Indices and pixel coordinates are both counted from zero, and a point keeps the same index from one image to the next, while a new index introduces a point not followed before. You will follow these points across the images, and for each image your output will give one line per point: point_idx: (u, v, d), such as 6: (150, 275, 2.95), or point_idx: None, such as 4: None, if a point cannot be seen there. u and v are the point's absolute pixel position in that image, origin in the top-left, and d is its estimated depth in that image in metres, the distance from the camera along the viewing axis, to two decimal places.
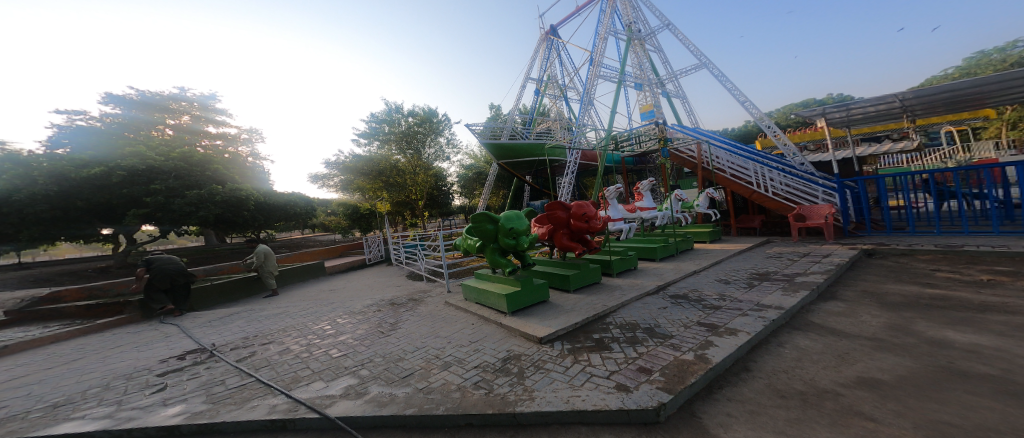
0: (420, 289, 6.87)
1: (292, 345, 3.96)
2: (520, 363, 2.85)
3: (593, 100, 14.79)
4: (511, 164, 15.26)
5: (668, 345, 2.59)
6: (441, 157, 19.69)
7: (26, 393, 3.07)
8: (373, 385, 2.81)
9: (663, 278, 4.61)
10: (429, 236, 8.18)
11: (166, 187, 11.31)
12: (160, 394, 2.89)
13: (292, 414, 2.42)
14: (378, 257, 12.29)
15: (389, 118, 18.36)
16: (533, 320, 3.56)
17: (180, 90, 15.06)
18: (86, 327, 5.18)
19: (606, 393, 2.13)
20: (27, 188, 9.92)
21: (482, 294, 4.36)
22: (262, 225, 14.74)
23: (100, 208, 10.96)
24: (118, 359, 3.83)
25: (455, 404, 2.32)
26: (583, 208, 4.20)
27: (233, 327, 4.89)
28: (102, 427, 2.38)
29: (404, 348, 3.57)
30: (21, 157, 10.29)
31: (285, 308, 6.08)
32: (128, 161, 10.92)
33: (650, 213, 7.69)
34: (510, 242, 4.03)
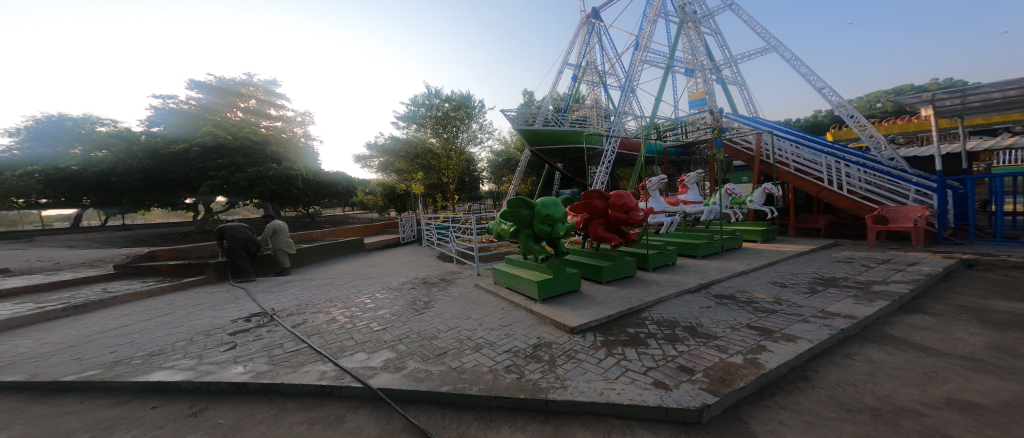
0: (451, 270, 7.11)
1: (338, 315, 4.29)
2: (551, 351, 2.89)
3: (635, 87, 14.10)
4: (544, 151, 15.02)
5: (712, 346, 2.49)
6: (475, 142, 19.86)
7: (129, 340, 3.61)
8: (410, 360, 2.98)
9: (706, 276, 4.40)
10: (461, 220, 8.34)
11: (232, 164, 12.55)
12: (231, 351, 3.28)
13: (339, 382, 2.64)
14: (411, 237, 12.82)
15: (428, 102, 18.65)
16: (564, 310, 3.57)
17: (248, 75, 16.16)
18: (172, 284, 5.97)
19: (643, 388, 2.10)
20: (126, 162, 11.67)
21: (512, 279, 4.43)
22: (310, 200, 15.87)
23: (183, 179, 12.43)
24: (196, 316, 4.37)
25: (487, 386, 2.42)
26: (623, 198, 4.05)
27: (288, 294, 5.40)
28: (186, 379, 2.75)
29: (438, 326, 3.74)
30: (127, 131, 12.15)
31: (330, 279, 6.58)
32: (204, 141, 12.39)
33: (694, 207, 7.31)
34: (546, 229, 4.00)
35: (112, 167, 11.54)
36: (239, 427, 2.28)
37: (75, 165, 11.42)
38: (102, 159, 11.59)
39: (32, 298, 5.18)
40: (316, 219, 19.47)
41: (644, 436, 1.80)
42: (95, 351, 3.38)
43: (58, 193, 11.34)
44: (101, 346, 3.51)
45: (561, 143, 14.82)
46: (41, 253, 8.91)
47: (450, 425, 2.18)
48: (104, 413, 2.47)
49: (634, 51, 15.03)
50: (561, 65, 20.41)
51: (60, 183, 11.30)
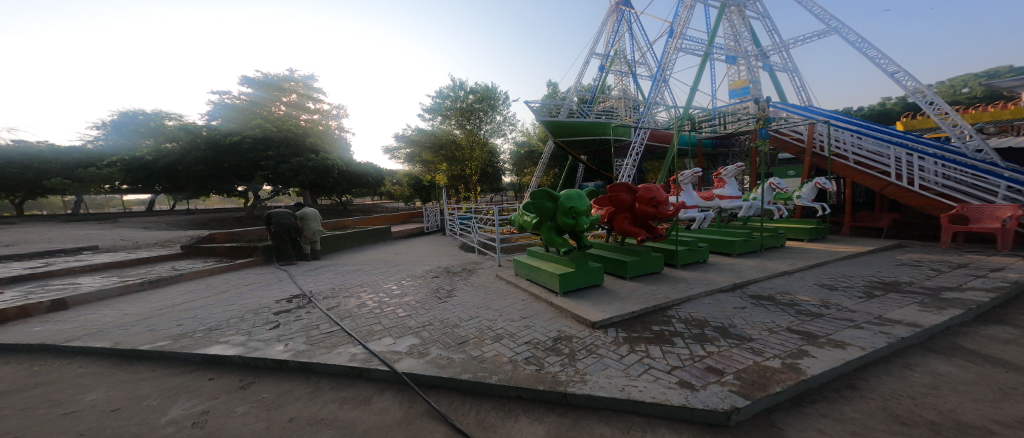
0: (472, 260, 7.19)
1: (367, 300, 4.45)
2: (572, 345, 2.86)
3: (668, 77, 13.52)
4: (568, 142, 14.65)
5: (746, 348, 2.38)
6: (498, 134, 19.62)
7: (192, 315, 3.90)
8: (433, 347, 3.05)
9: (742, 275, 4.20)
10: (483, 211, 8.40)
11: (278, 155, 13.70)
12: (275, 330, 3.48)
13: (368, 364, 2.75)
14: (435, 227, 13.08)
15: (453, 94, 18.73)
16: (586, 304, 3.52)
17: (290, 71, 16.75)
18: (228, 265, 6.43)
19: (667, 387, 2.05)
20: (191, 153, 13.33)
21: (534, 271, 4.42)
22: (344, 190, 16.59)
23: (237, 169, 13.92)
24: (245, 296, 4.67)
25: (507, 376, 2.43)
26: (652, 192, 3.91)
27: (326, 278, 5.68)
28: (237, 353, 2.95)
29: (460, 315, 3.80)
30: (191, 126, 13.84)
31: (359, 265, 6.85)
32: (253, 133, 13.44)
33: (731, 202, 6.99)
34: (569, 221, 3.94)
35: (174, 158, 13.46)
36: (280, 401, 2.43)
37: (152, 154, 13.59)
38: (171, 150, 13.54)
39: (116, 272, 5.79)
40: (347, 206, 20.33)
41: (666, 435, 1.77)
42: (165, 323, 3.68)
43: (141, 178, 13.73)
44: (170, 319, 3.82)
45: (585, 134, 14.32)
46: (120, 232, 10.13)
47: (471, 412, 2.21)
48: (168, 381, 2.69)
49: (668, 38, 14.39)
50: (587, 55, 19.88)
51: (137, 170, 13.77)
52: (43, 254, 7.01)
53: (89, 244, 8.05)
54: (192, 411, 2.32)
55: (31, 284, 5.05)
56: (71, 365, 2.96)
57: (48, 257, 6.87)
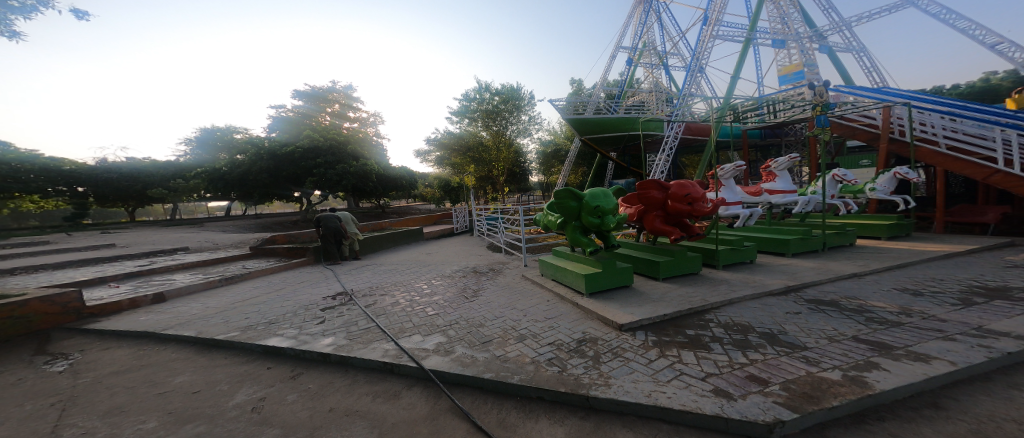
0: (499, 260, 7.19)
1: (400, 299, 4.54)
2: (597, 347, 2.77)
3: (704, 66, 12.98)
4: (596, 140, 14.28)
5: (798, 357, 2.16)
6: (524, 134, 19.77)
7: (257, 310, 4.16)
8: (458, 345, 3.04)
9: (798, 278, 3.85)
10: (511, 211, 8.42)
11: (327, 162, 15.16)
12: (321, 325, 3.60)
13: (398, 360, 2.78)
14: (464, 228, 13.35)
15: (479, 96, 18.88)
16: (614, 306, 3.39)
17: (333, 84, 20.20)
18: (286, 264, 6.91)
19: (700, 395, 1.93)
20: (256, 163, 15.28)
21: (559, 271, 4.35)
22: (383, 194, 17.46)
23: (292, 176, 15.53)
24: (297, 293, 4.86)
25: (529, 376, 2.38)
26: (685, 188, 3.73)
27: (367, 277, 5.87)
28: (290, 346, 3.11)
29: (485, 315, 3.78)
30: (254, 139, 16.07)
31: (394, 265, 7.04)
32: (304, 144, 15.16)
33: (783, 197, 6.67)
34: (594, 220, 3.82)
35: (241, 169, 15.29)
36: (323, 392, 2.52)
37: (227, 166, 15.63)
38: (241, 161, 15.54)
39: (200, 271, 6.51)
40: (385, 209, 21.30)
41: None
42: (235, 316, 3.95)
43: (222, 188, 15.87)
44: (240, 312, 4.10)
45: (614, 130, 13.91)
46: (207, 238, 11.76)
47: (492, 411, 2.19)
48: (237, 369, 2.90)
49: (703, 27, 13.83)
50: (615, 49, 19.50)
51: (218, 180, 15.71)
52: (146, 256, 8.22)
53: (181, 247, 9.33)
54: (252, 398, 2.47)
55: (136, 280, 5.89)
56: (163, 350, 3.33)
57: (149, 258, 8.08)
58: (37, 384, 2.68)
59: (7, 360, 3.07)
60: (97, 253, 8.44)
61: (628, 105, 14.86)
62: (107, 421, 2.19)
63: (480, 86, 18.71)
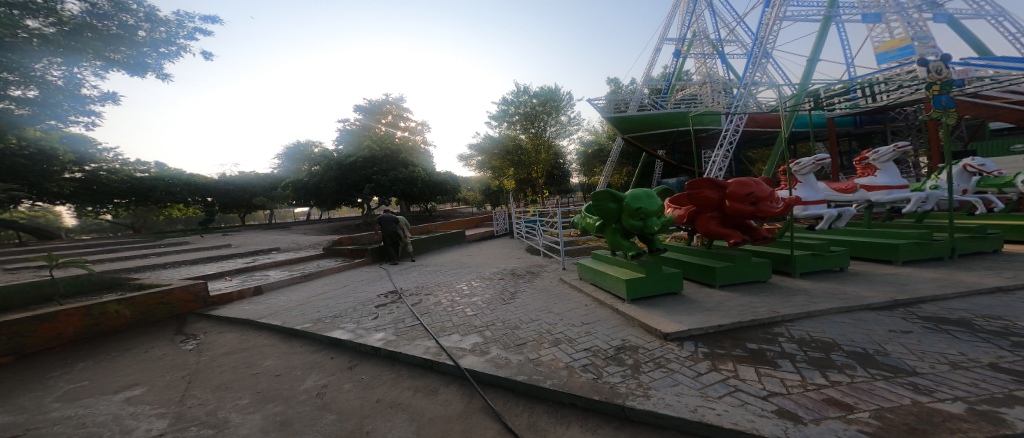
0: (537, 263, 7.15)
1: (442, 299, 4.75)
2: (638, 356, 2.62)
3: (770, 50, 12.01)
4: (640, 137, 13.59)
5: (898, 384, 1.77)
6: (563, 134, 19.73)
7: (325, 304, 4.82)
8: (493, 346, 3.05)
9: (897, 291, 3.22)
10: (549, 214, 8.42)
11: (381, 170, 18.14)
12: (376, 320, 4.05)
13: (438, 358, 2.94)
14: (504, 230, 13.68)
15: (517, 100, 19.24)
16: (659, 312, 3.20)
17: (385, 99, 25.18)
18: (349, 264, 7.74)
19: (757, 415, 1.73)
20: (326, 175, 18.33)
21: (598, 276, 4.23)
22: (429, 198, 19.97)
23: (353, 185, 18.59)
24: (357, 290, 5.60)
25: (561, 381, 2.35)
26: (745, 187, 3.43)
27: (415, 277, 6.41)
28: (349, 338, 3.55)
29: (521, 317, 3.72)
30: (326, 152, 19.11)
31: (438, 267, 7.33)
32: (364, 155, 18.22)
33: (884, 193, 5.94)
34: (637, 222, 3.61)
35: (317, 178, 18.53)
36: (372, 384, 2.82)
37: (306, 176, 18.81)
38: (317, 172, 18.59)
39: (288, 267, 7.65)
40: (432, 214, 22.38)
41: None
42: (309, 309, 4.61)
43: (305, 196, 19.04)
44: (313, 306, 4.77)
45: (661, 128, 13.14)
46: (290, 238, 13.25)
47: (523, 414, 2.21)
48: (309, 357, 3.42)
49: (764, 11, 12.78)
50: (660, 41, 18.73)
51: (300, 189, 18.89)
52: (251, 254, 9.25)
53: (275, 246, 10.84)
54: (318, 384, 2.88)
55: (244, 275, 6.85)
56: (258, 337, 3.98)
57: (253, 256, 9.01)
58: (173, 358, 3.41)
59: (159, 337, 3.94)
60: (219, 251, 9.70)
61: (677, 97, 13.39)
62: (218, 394, 2.73)
63: (518, 89, 19.09)
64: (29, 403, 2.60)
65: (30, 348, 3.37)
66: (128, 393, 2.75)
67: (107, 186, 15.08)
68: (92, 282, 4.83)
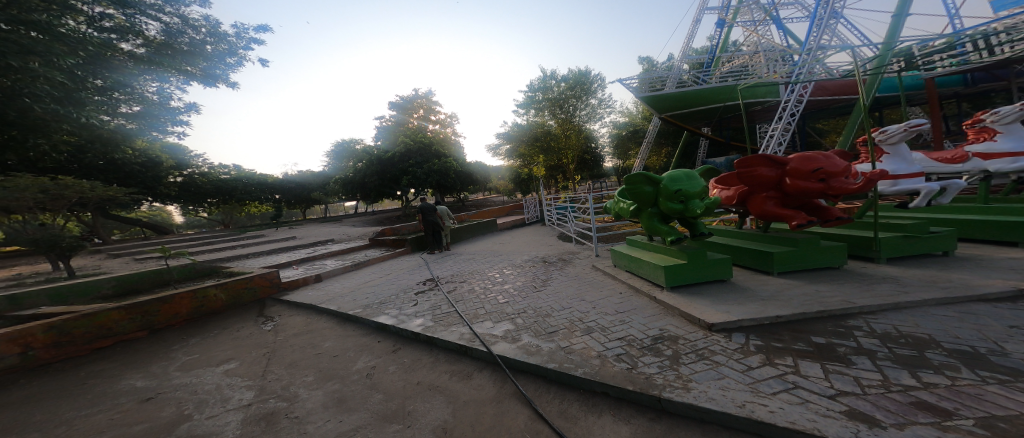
0: (570, 250, 7.04)
1: (476, 286, 4.80)
2: (677, 347, 2.49)
3: (840, 8, 10.50)
4: (680, 115, 12.25)
5: (1003, 392, 1.51)
6: (594, 118, 19.07)
7: (371, 291, 5.06)
8: (525, 334, 3.02)
9: (997, 281, 2.75)
10: (580, 200, 8.20)
11: (416, 163, 18.69)
12: (414, 306, 4.16)
13: (471, 343, 2.97)
14: (535, 218, 13.64)
15: (544, 85, 18.75)
16: (704, 301, 3.02)
17: (416, 92, 25.67)
18: (391, 253, 8.07)
19: (819, 414, 1.57)
20: (367, 169, 19.16)
21: (634, 262, 4.08)
22: (461, 188, 20.42)
23: (389, 177, 19.27)
24: (399, 278, 5.80)
25: (593, 369, 2.30)
26: (810, 162, 3.08)
27: (451, 265, 6.54)
28: (389, 323, 3.70)
29: (553, 305, 3.66)
30: (366, 148, 19.98)
31: (472, 255, 7.44)
32: (400, 150, 18.78)
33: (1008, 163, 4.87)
34: (676, 206, 3.37)
35: (360, 173, 19.42)
36: (413, 367, 2.92)
37: (351, 172, 19.81)
38: (359, 169, 19.47)
39: (343, 256, 8.16)
40: (463, 202, 23.18)
41: None
42: (359, 295, 4.87)
43: (349, 191, 20.14)
44: (363, 292, 5.02)
45: (704, 104, 11.65)
46: (342, 230, 14.13)
47: (554, 401, 2.21)
48: (358, 340, 3.63)
49: None
50: (700, 11, 17.25)
51: (347, 184, 19.91)
52: (311, 245, 9.90)
53: (330, 237, 11.67)
54: (367, 365, 3.06)
55: (307, 264, 7.39)
56: (319, 320, 4.33)
57: (313, 246, 9.77)
58: (257, 338, 3.88)
59: (245, 318, 4.50)
60: (287, 242, 10.67)
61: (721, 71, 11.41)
62: (289, 371, 3.07)
63: (545, 75, 18.62)
64: (160, 371, 3.23)
65: (158, 324, 4.10)
66: (226, 366, 3.25)
67: (201, 188, 17.77)
68: (198, 269, 5.74)
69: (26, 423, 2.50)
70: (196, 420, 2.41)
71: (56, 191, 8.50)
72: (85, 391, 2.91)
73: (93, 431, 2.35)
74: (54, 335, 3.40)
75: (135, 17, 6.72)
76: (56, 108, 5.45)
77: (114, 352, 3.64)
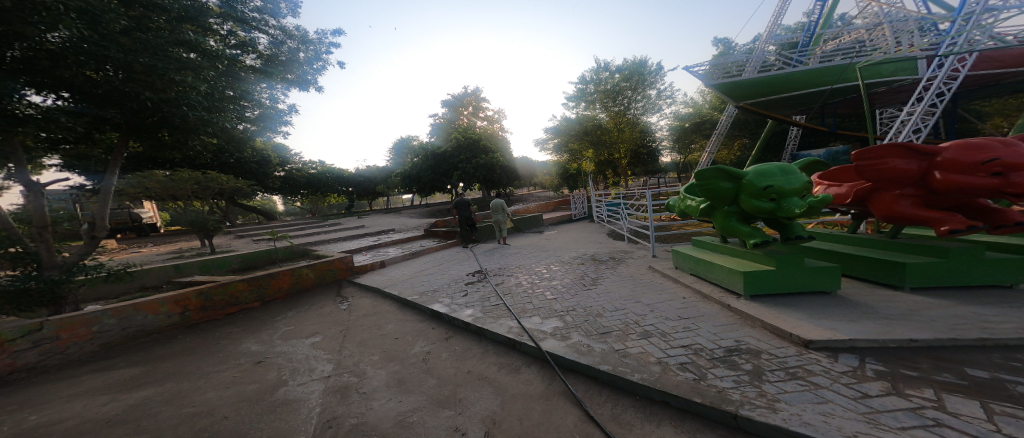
0: (621, 248, 6.73)
1: (523, 280, 4.78)
2: (758, 362, 2.22)
3: None
4: (764, 104, 10.86)
5: None
6: (651, 110, 17.97)
7: (425, 279, 5.29)
8: (575, 332, 2.93)
9: None
10: (633, 196, 7.76)
11: (466, 157, 19.28)
12: (464, 297, 4.25)
13: (520, 338, 2.95)
14: (582, 215, 13.26)
15: (596, 77, 18.08)
16: (795, 314, 2.67)
17: (467, 90, 26.34)
18: (442, 244, 8.38)
19: None
20: (423, 165, 20.23)
21: (702, 266, 3.73)
22: (507, 184, 20.63)
23: (441, 171, 20.10)
24: (450, 268, 5.98)
25: (652, 376, 2.16)
26: (971, 153, 2.54)
27: (499, 258, 6.60)
28: (442, 312, 3.83)
29: (604, 305, 3.50)
30: (422, 144, 21.04)
31: (519, 249, 7.46)
32: (451, 146, 19.38)
33: None
34: (764, 205, 2.99)
35: (417, 168, 20.51)
36: (464, 356, 2.99)
37: (408, 167, 21.03)
38: (415, 164, 20.63)
39: (399, 245, 8.69)
40: (509, 197, 23.44)
41: None
42: (415, 282, 5.12)
43: (407, 184, 21.43)
44: (416, 280, 5.27)
45: (799, 88, 10.07)
46: (400, 221, 15.11)
47: (606, 404, 2.13)
48: (413, 325, 3.81)
49: None
50: None
51: (405, 179, 21.23)
52: (375, 233, 10.70)
53: (390, 227, 12.52)
54: (423, 350, 3.19)
55: (373, 250, 7.99)
56: (384, 303, 4.62)
57: (376, 234, 10.56)
58: (333, 316, 4.28)
59: (326, 297, 4.99)
60: (355, 230, 11.68)
61: (822, 50, 9.45)
62: (358, 349, 3.31)
63: (599, 66, 17.88)
64: (267, 337, 3.72)
65: (268, 296, 4.75)
66: (311, 339, 3.61)
67: (298, 181, 19.97)
68: (296, 251, 6.50)
69: (176, 372, 3.03)
70: (290, 385, 2.69)
71: (205, 182, 10.38)
72: (216, 349, 3.45)
73: (220, 385, 2.78)
74: (203, 300, 4.16)
75: (253, 32, 6.44)
76: (208, 118, 4.77)
77: (236, 318, 4.28)
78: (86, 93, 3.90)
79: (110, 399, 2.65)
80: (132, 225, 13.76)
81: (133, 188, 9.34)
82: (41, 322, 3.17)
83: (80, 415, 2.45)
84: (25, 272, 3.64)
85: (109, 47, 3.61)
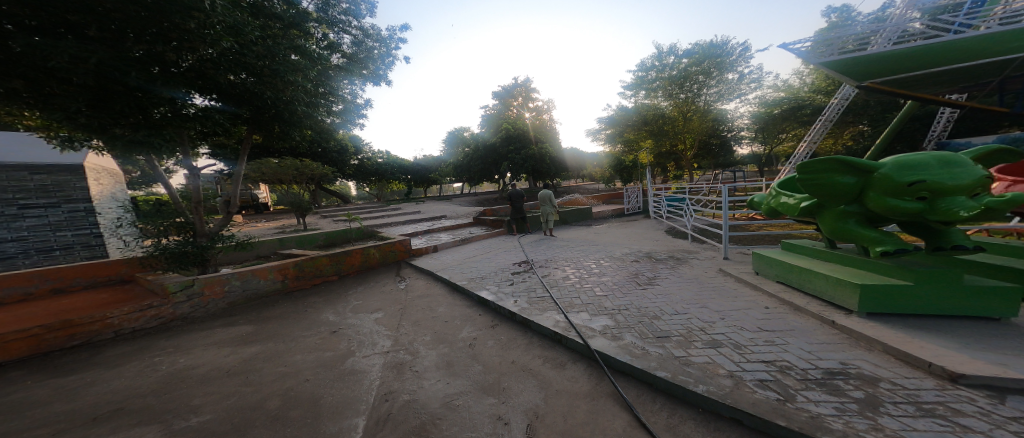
0: (682, 248, 6.21)
1: (570, 274, 4.61)
2: (873, 391, 1.83)
3: None
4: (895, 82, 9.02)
5: None
6: (725, 98, 16.26)
7: (474, 265, 5.36)
8: (627, 333, 2.73)
9: None
10: (699, 192, 7.05)
11: (516, 148, 19.27)
12: (511, 286, 4.22)
13: (568, 333, 2.83)
14: (636, 209, 12.54)
15: (661, 63, 16.75)
16: (926, 341, 2.17)
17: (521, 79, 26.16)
18: (490, 232, 8.45)
19: None
20: (474, 154, 20.59)
21: (795, 273, 3.23)
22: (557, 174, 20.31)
23: (492, 161, 20.28)
24: (497, 256, 6.00)
25: (721, 390, 1.91)
26: None
27: (548, 250, 6.47)
28: (490, 299, 3.84)
29: (662, 307, 3.21)
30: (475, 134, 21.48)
31: (567, 242, 7.25)
32: (502, 136, 19.46)
33: None
34: (906, 204, 2.47)
35: (469, 157, 20.92)
36: (510, 345, 2.95)
37: (461, 156, 21.63)
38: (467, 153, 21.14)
39: (450, 231, 8.95)
40: (559, 188, 23.06)
41: None
42: (465, 268, 5.22)
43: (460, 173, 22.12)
44: (466, 266, 5.37)
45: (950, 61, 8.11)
46: (453, 208, 15.64)
47: (662, 413, 1.94)
48: (461, 309, 3.88)
49: None
50: None
51: (457, 168, 21.90)
52: (429, 219, 11.18)
53: (443, 213, 13.02)
54: (471, 335, 3.21)
55: (427, 235, 8.34)
56: (435, 285, 4.78)
57: (429, 220, 11.02)
58: (392, 294, 4.53)
59: (386, 276, 5.32)
60: (411, 215, 12.33)
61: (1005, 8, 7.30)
62: (411, 328, 3.45)
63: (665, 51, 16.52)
64: (339, 309, 4.04)
65: (344, 271, 5.17)
66: (373, 315, 3.84)
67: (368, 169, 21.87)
68: (366, 231, 7.01)
69: (276, 334, 3.41)
70: (356, 357, 2.87)
71: (303, 168, 11.83)
72: (302, 316, 3.84)
73: (306, 349, 3.07)
74: (298, 270, 4.65)
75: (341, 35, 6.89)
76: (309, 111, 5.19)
77: (320, 290, 4.72)
78: (230, 93, 4.37)
79: (232, 351, 3.08)
80: (251, 205, 16.07)
81: (253, 173, 11.02)
82: (193, 279, 3.85)
83: (210, 363, 2.88)
84: (186, 237, 4.34)
85: (248, 54, 4.14)
